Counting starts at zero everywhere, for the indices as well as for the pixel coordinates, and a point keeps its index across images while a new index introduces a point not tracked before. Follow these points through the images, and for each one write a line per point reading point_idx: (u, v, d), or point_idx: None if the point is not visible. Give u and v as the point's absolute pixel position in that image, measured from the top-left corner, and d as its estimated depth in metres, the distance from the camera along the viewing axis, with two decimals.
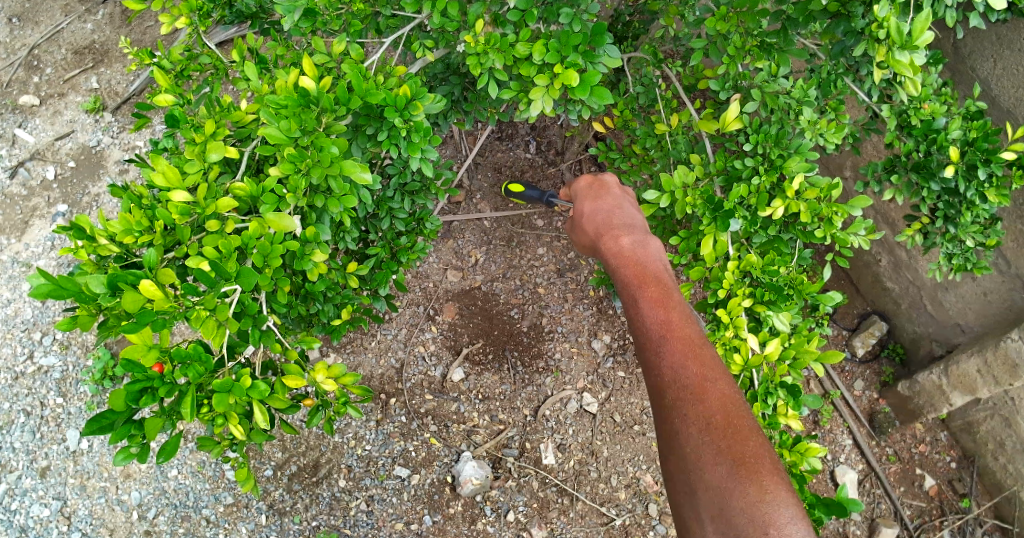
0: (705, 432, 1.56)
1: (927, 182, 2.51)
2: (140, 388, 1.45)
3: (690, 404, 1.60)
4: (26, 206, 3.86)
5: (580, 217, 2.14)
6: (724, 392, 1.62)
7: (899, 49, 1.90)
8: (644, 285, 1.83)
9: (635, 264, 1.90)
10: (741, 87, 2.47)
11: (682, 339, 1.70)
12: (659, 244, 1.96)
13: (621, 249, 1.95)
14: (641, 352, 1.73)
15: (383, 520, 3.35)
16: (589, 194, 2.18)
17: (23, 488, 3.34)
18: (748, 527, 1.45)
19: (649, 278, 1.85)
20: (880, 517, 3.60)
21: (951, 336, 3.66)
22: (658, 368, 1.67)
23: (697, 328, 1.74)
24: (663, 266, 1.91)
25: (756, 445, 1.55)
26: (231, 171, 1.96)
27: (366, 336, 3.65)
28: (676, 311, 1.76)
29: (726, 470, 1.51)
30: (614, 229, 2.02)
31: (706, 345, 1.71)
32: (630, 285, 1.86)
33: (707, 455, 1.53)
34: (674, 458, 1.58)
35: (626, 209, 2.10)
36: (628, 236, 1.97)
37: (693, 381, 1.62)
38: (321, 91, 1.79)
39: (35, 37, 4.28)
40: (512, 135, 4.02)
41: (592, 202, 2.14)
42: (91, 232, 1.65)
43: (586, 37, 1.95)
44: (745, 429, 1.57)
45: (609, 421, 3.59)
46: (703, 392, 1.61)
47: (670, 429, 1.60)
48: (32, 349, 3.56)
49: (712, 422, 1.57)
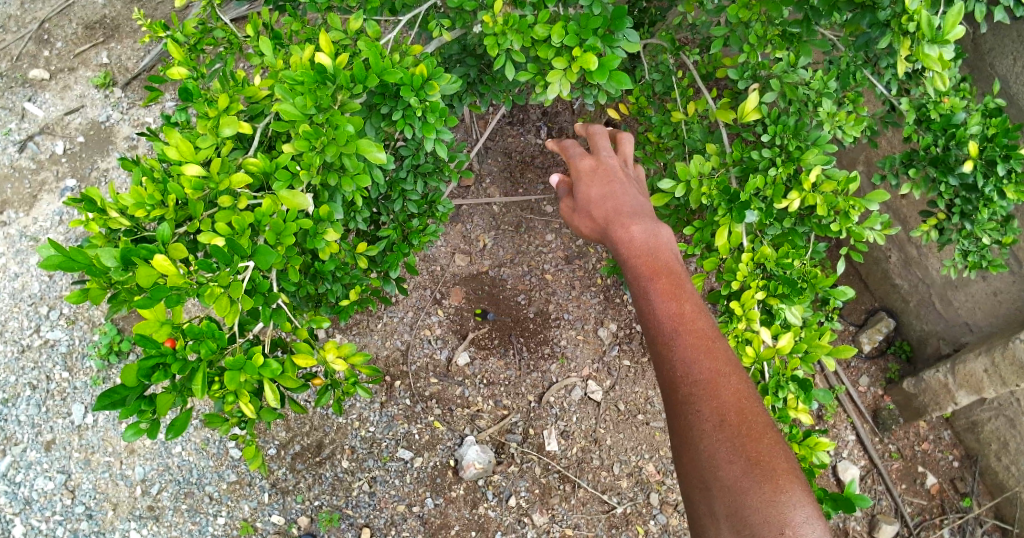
0: (719, 429, 1.54)
1: (944, 177, 2.46)
2: (152, 364, 1.44)
3: (703, 400, 1.58)
4: (35, 180, 3.85)
5: (587, 204, 2.06)
6: (737, 388, 1.61)
7: (930, 43, 1.87)
8: (656, 278, 1.80)
9: (647, 255, 1.86)
10: (760, 77, 2.44)
11: (694, 333, 1.68)
12: (670, 234, 1.92)
13: (631, 238, 1.90)
14: (653, 347, 1.71)
15: (385, 502, 3.37)
16: (596, 179, 2.10)
17: (28, 461, 3.36)
18: (763, 526, 1.43)
19: (660, 270, 1.82)
20: (881, 513, 3.60)
21: (959, 335, 3.64)
22: (670, 364, 1.65)
23: (710, 322, 1.72)
24: (674, 257, 1.87)
25: (771, 444, 1.54)
26: (243, 147, 1.93)
27: (373, 318, 3.63)
28: (689, 304, 1.73)
29: (741, 468, 1.49)
30: (624, 217, 1.97)
31: (719, 340, 1.69)
32: (642, 276, 1.82)
33: (722, 453, 1.52)
34: (687, 455, 1.56)
35: (634, 196, 2.04)
36: (639, 225, 1.92)
37: (706, 377, 1.60)
38: (337, 67, 1.75)
39: (46, 10, 4.25)
40: (523, 120, 3.98)
41: (600, 187, 2.07)
42: (102, 205, 1.62)
43: (606, 20, 1.92)
44: (759, 427, 1.56)
45: (614, 409, 3.58)
46: (716, 387, 1.59)
47: (683, 426, 1.58)
48: (39, 323, 3.56)
49: (725, 419, 1.55)
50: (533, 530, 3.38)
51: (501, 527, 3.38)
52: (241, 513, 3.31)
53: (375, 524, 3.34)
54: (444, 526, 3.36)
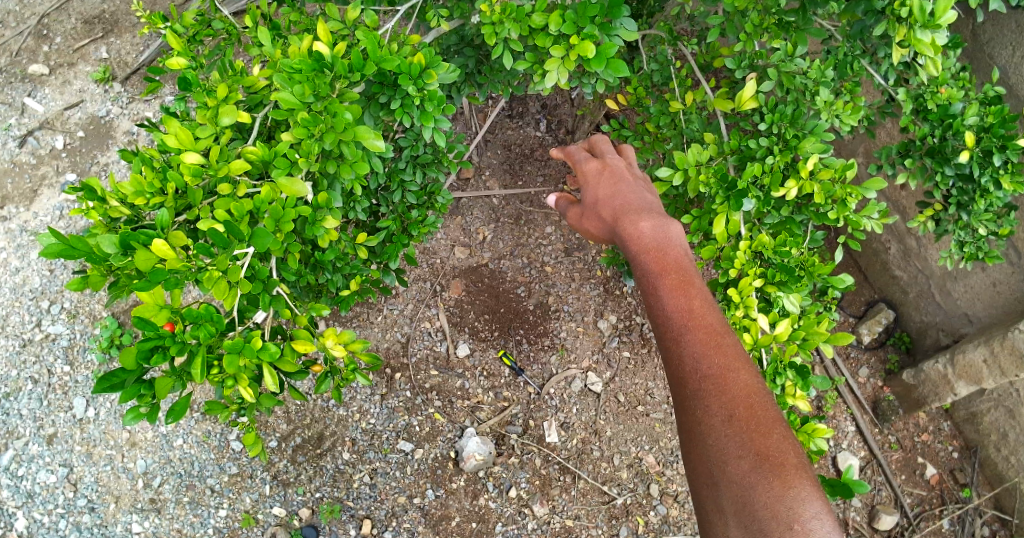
0: (728, 424, 1.55)
1: (940, 167, 2.47)
2: (151, 347, 1.43)
3: (712, 396, 1.59)
4: (35, 175, 3.86)
5: (595, 203, 2.08)
6: (747, 383, 1.61)
7: (921, 28, 1.89)
8: (664, 273, 1.79)
9: (656, 250, 1.85)
10: (757, 66, 2.47)
11: (703, 328, 1.68)
12: (679, 228, 1.91)
13: (640, 234, 1.89)
14: (662, 343, 1.71)
15: (386, 493, 3.38)
16: (603, 179, 2.11)
17: (30, 455, 3.37)
18: (771, 520, 1.44)
19: (669, 264, 1.81)
20: (880, 504, 3.61)
21: (958, 326, 3.65)
22: (679, 359, 1.65)
23: (719, 317, 1.72)
24: (683, 251, 1.86)
25: (780, 439, 1.54)
26: (242, 138, 1.95)
27: (373, 311, 3.63)
28: (698, 299, 1.73)
29: (749, 463, 1.50)
30: (632, 212, 1.96)
31: (728, 335, 1.69)
32: (650, 272, 1.81)
33: (731, 448, 1.52)
34: (696, 450, 1.56)
35: (641, 193, 2.04)
36: (648, 220, 1.91)
37: (715, 372, 1.61)
38: (335, 56, 1.76)
39: (45, 6, 4.26)
40: (522, 112, 4.01)
41: (607, 187, 2.08)
42: (102, 194, 1.62)
43: (603, 8, 1.93)
44: (769, 422, 1.56)
45: (614, 401, 3.59)
46: (725, 383, 1.60)
47: (692, 421, 1.59)
48: (40, 317, 3.57)
49: (734, 414, 1.56)
50: (533, 520, 3.39)
51: (502, 518, 3.38)
52: (242, 505, 3.32)
53: (377, 516, 3.35)
54: (444, 518, 3.37)
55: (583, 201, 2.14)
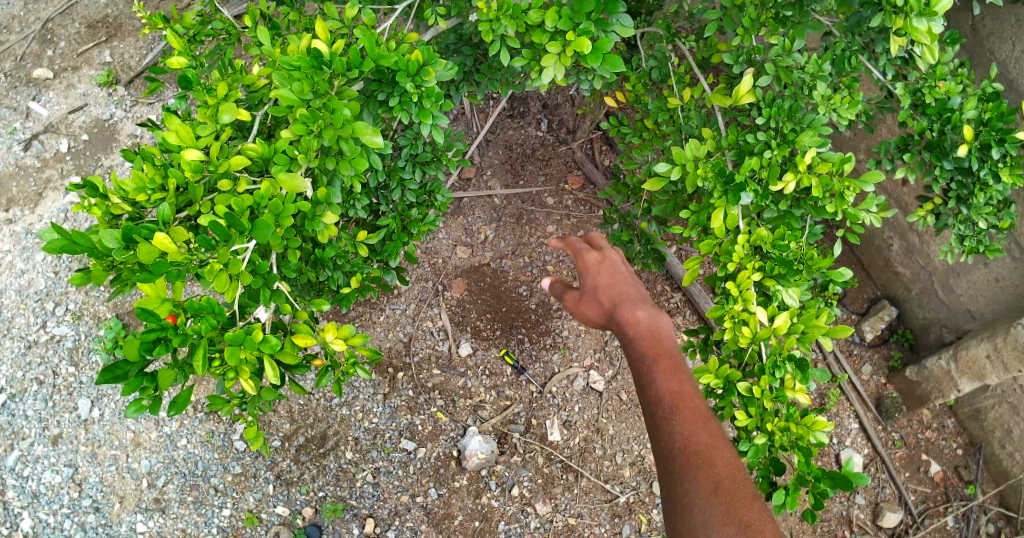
0: (713, 496, 1.64)
1: (939, 161, 2.48)
2: (153, 338, 1.44)
3: (700, 468, 1.68)
4: (40, 178, 3.88)
5: (593, 289, 2.19)
6: (730, 461, 1.72)
7: (917, 17, 1.91)
8: (658, 358, 1.93)
9: (650, 336, 2.00)
10: (755, 61, 2.47)
11: (692, 409, 1.80)
12: (671, 320, 2.06)
13: (637, 321, 2.04)
14: (652, 421, 1.82)
15: (389, 492, 3.38)
16: (601, 268, 2.24)
17: (35, 455, 3.38)
18: None
19: (662, 351, 1.96)
20: (884, 501, 3.60)
21: (961, 322, 3.64)
22: (669, 433, 1.76)
23: (705, 403, 1.85)
24: (674, 341, 2.01)
25: (761, 513, 1.63)
26: (243, 136, 1.96)
27: (375, 310, 3.64)
28: (687, 383, 1.87)
29: (734, 532, 1.58)
30: (629, 301, 2.11)
31: (714, 418, 1.82)
32: (645, 353, 1.95)
33: (717, 519, 1.60)
34: (682, 519, 1.63)
35: (637, 286, 2.19)
36: (644, 310, 2.06)
37: (704, 446, 1.72)
38: (333, 53, 1.77)
39: (49, 10, 4.29)
40: (524, 112, 4.04)
41: (606, 276, 2.21)
42: (104, 191, 1.64)
43: (599, 4, 1.93)
44: (751, 498, 1.65)
45: (616, 399, 3.60)
46: (713, 457, 1.71)
47: (680, 492, 1.67)
48: (45, 319, 3.59)
49: (720, 487, 1.65)
50: (536, 519, 3.40)
51: (505, 517, 3.39)
52: (247, 504, 3.33)
53: (380, 514, 3.36)
54: (447, 517, 3.37)
55: (581, 286, 2.24)
